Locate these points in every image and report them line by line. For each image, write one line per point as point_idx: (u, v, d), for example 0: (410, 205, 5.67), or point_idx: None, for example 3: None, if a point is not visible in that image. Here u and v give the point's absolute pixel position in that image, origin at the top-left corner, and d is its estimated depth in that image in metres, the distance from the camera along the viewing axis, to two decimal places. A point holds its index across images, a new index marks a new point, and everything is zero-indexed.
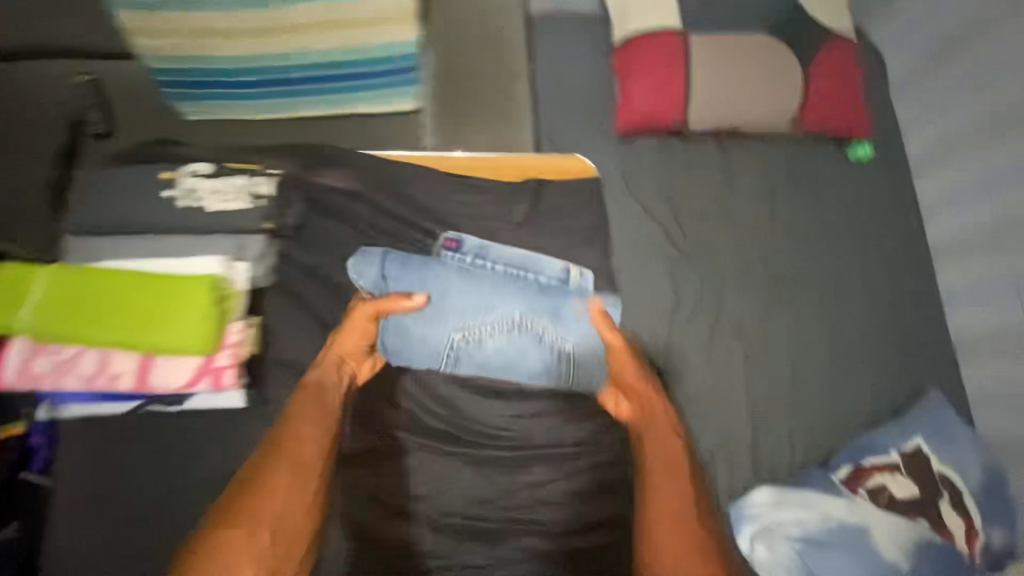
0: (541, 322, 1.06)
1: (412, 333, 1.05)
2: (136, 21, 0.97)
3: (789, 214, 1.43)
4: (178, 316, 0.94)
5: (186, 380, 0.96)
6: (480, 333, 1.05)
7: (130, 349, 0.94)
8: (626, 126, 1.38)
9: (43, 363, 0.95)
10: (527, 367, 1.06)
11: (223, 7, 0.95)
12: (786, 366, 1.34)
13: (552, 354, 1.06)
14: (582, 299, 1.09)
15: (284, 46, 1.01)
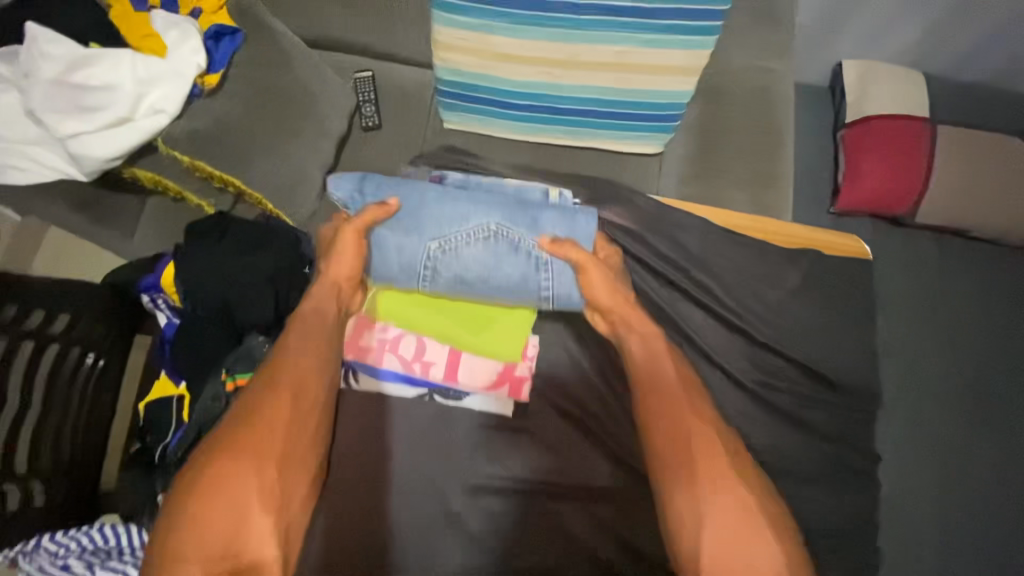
0: (517, 232, 0.90)
1: (388, 247, 0.90)
2: (448, 37, 1.04)
3: (1006, 327, 1.33)
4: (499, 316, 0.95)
5: (489, 382, 0.93)
6: (456, 242, 0.89)
7: (446, 338, 0.95)
8: (844, 204, 1.35)
9: (369, 338, 0.94)
10: (516, 284, 0.91)
11: (528, 39, 1.02)
12: (983, 490, 1.23)
13: (532, 266, 0.89)
14: (561, 215, 0.90)
15: (566, 78, 1.08)
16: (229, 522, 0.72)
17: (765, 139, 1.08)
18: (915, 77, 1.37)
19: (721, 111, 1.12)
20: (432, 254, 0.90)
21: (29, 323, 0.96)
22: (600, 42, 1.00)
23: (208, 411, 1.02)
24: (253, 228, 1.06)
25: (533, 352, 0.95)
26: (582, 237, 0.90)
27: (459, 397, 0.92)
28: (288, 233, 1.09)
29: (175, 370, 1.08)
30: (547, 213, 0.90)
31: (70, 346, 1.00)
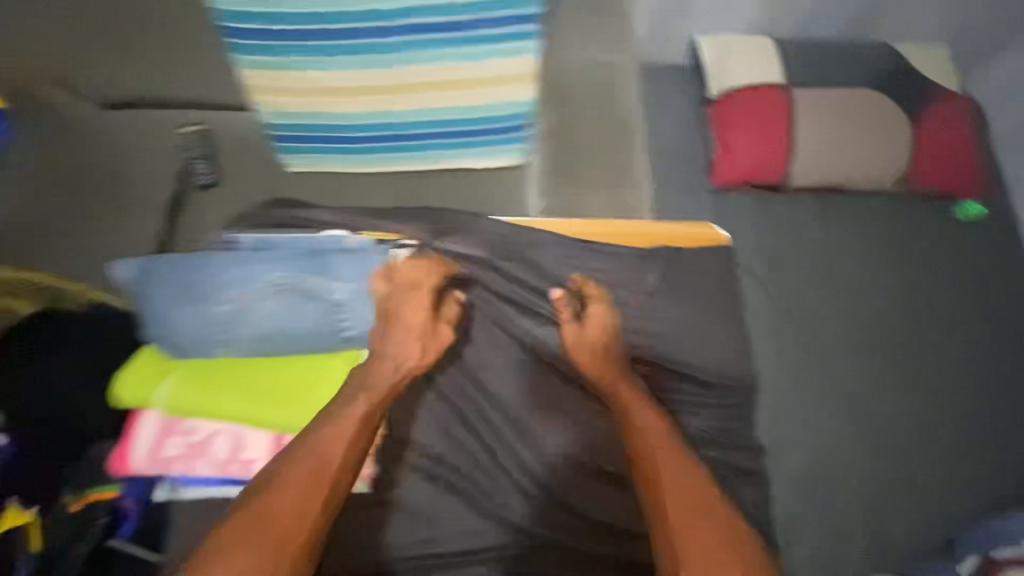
0: (309, 283, 0.93)
1: (175, 318, 0.90)
2: (261, 80, 0.97)
3: (894, 276, 1.36)
4: (321, 396, 0.91)
5: None
6: (250, 299, 0.91)
7: (268, 427, 0.90)
8: (721, 181, 1.33)
9: (172, 448, 0.91)
10: (313, 332, 0.92)
11: (348, 69, 0.95)
12: (901, 441, 1.24)
13: (328, 309, 0.93)
14: (348, 257, 0.95)
15: (400, 104, 1.00)
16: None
17: (614, 133, 1.06)
18: (763, 42, 1.36)
19: (572, 114, 1.06)
20: (229, 314, 0.90)
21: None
22: (422, 61, 0.95)
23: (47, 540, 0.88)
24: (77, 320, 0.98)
25: (369, 428, 0.93)
26: (369, 273, 0.94)
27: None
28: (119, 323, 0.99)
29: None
30: (338, 255, 0.95)
31: None
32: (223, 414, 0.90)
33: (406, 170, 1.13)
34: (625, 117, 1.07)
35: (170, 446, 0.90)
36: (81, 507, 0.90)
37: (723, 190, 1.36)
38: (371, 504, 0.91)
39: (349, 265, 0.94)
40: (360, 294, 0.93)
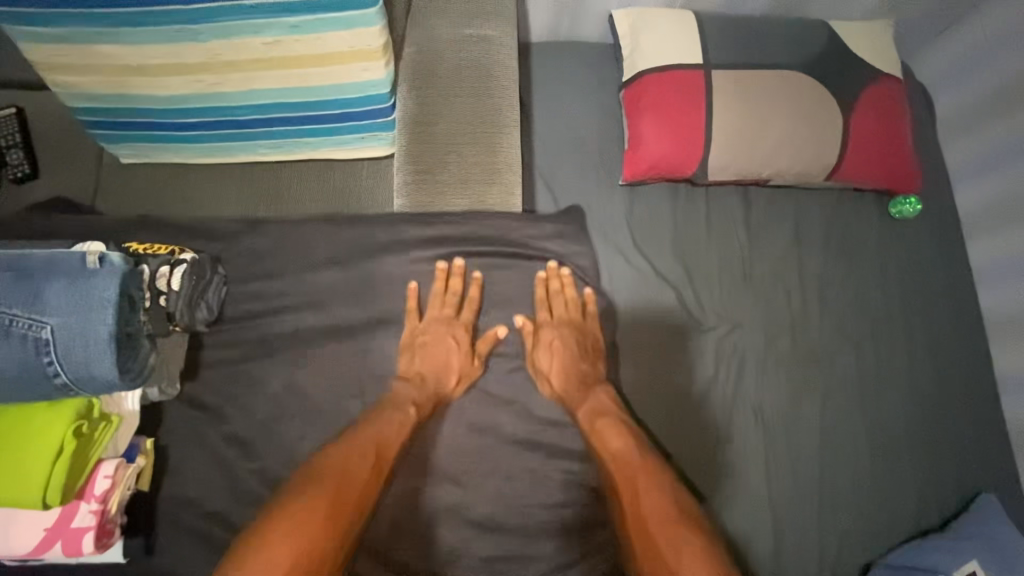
0: (4, 314, 0.56)
1: None
2: (49, 56, 0.81)
3: (821, 280, 1.24)
4: (13, 463, 0.56)
5: (33, 546, 0.60)
6: None
7: None
8: (630, 174, 1.20)
9: None
10: (10, 386, 0.56)
11: (148, 43, 0.78)
12: (816, 462, 1.14)
13: (30, 352, 0.55)
14: (69, 280, 0.57)
15: (225, 85, 0.85)
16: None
17: (484, 121, 0.92)
18: (682, 16, 1.21)
19: (437, 100, 0.93)
20: None
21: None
22: (237, 36, 0.77)
23: None
24: None
25: (101, 484, 0.62)
26: (102, 301, 0.57)
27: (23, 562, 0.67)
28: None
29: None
30: (59, 273, 0.58)
31: None
32: None
33: (260, 163, 1.01)
34: (497, 103, 0.93)
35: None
36: None
37: (633, 185, 1.24)
38: (171, 561, 0.77)
39: (71, 285, 0.57)
40: (86, 325, 0.56)
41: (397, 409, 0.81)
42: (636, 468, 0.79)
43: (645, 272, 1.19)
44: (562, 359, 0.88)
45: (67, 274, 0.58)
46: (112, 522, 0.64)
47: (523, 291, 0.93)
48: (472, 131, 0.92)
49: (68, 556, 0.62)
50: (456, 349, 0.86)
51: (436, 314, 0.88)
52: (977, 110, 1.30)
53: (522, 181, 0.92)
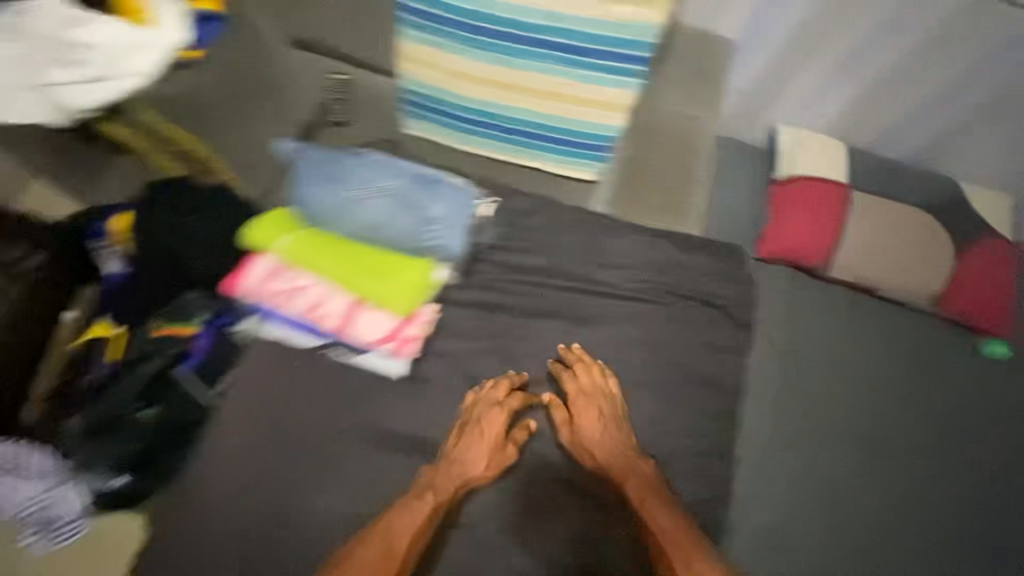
0: (417, 201, 1.14)
1: (317, 190, 1.14)
2: (410, 52, 1.17)
3: (912, 384, 1.40)
4: (399, 282, 1.09)
5: (381, 334, 1.08)
6: (369, 195, 1.13)
7: (355, 292, 1.08)
8: (764, 253, 1.46)
9: (282, 282, 1.10)
10: (406, 235, 1.13)
11: (481, 60, 1.14)
12: (880, 539, 1.25)
13: (425, 223, 1.13)
14: (449, 193, 1.16)
15: (513, 99, 1.18)
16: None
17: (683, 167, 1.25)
18: (835, 147, 1.51)
19: (652, 144, 1.26)
20: (351, 200, 1.13)
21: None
22: (544, 70, 1.12)
23: (136, 354, 1.09)
24: (209, 189, 1.18)
25: (423, 317, 1.10)
26: (460, 209, 1.16)
27: (347, 357, 1.09)
28: (229, 206, 1.18)
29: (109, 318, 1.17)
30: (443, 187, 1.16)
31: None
32: (330, 273, 1.10)
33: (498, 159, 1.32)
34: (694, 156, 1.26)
35: (277, 281, 1.09)
36: (163, 337, 1.10)
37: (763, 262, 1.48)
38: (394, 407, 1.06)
39: (449, 196, 1.15)
40: (453, 219, 1.15)
41: (420, 499, 0.98)
42: (677, 541, 0.95)
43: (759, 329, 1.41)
44: (604, 441, 1.04)
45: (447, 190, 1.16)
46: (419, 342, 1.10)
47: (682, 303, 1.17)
48: (672, 170, 1.25)
49: (393, 353, 1.08)
50: (489, 426, 1.03)
51: (491, 408, 1.05)
52: None
53: (701, 216, 1.25)
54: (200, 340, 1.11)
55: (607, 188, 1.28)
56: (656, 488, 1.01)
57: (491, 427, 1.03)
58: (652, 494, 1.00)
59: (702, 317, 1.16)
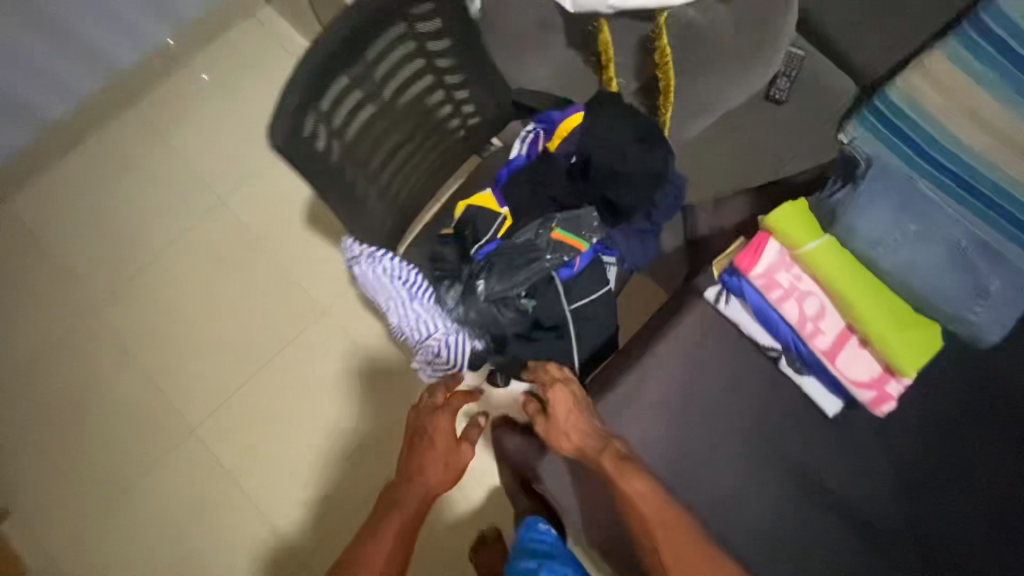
0: (970, 261, 1.06)
1: (870, 204, 1.08)
2: (938, 66, 1.09)
3: None
4: (911, 336, 0.98)
5: (861, 376, 0.98)
6: (922, 233, 1.07)
7: (863, 322, 0.98)
8: None
9: (783, 278, 1.01)
10: (941, 293, 1.05)
11: (1009, 110, 1.06)
12: None
13: (969, 286, 1.04)
14: (1001, 269, 1.05)
15: (1009, 166, 1.06)
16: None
17: None
18: None
19: None
20: (901, 232, 1.07)
21: (433, 46, 1.01)
22: None
23: (527, 242, 1.14)
24: (645, 118, 1.14)
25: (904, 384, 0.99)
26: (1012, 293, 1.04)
27: (800, 373, 1.02)
28: (663, 150, 1.12)
29: (500, 192, 1.18)
30: (999, 261, 1.06)
31: (425, 74, 1.05)
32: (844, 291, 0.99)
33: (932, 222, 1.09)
34: None
35: (782, 273, 1.00)
36: (557, 242, 1.13)
37: None
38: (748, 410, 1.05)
39: (1002, 274, 1.05)
40: (998, 300, 1.04)
41: (403, 500, 1.06)
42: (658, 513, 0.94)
43: None
44: (573, 414, 1.00)
45: (1002, 263, 1.05)
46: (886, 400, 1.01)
47: None
48: None
49: (866, 401, 0.98)
50: (438, 435, 1.12)
51: (429, 440, 1.12)
52: None
53: None
54: (583, 257, 1.15)
55: None
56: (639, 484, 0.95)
57: (440, 426, 1.13)
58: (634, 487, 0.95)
59: None
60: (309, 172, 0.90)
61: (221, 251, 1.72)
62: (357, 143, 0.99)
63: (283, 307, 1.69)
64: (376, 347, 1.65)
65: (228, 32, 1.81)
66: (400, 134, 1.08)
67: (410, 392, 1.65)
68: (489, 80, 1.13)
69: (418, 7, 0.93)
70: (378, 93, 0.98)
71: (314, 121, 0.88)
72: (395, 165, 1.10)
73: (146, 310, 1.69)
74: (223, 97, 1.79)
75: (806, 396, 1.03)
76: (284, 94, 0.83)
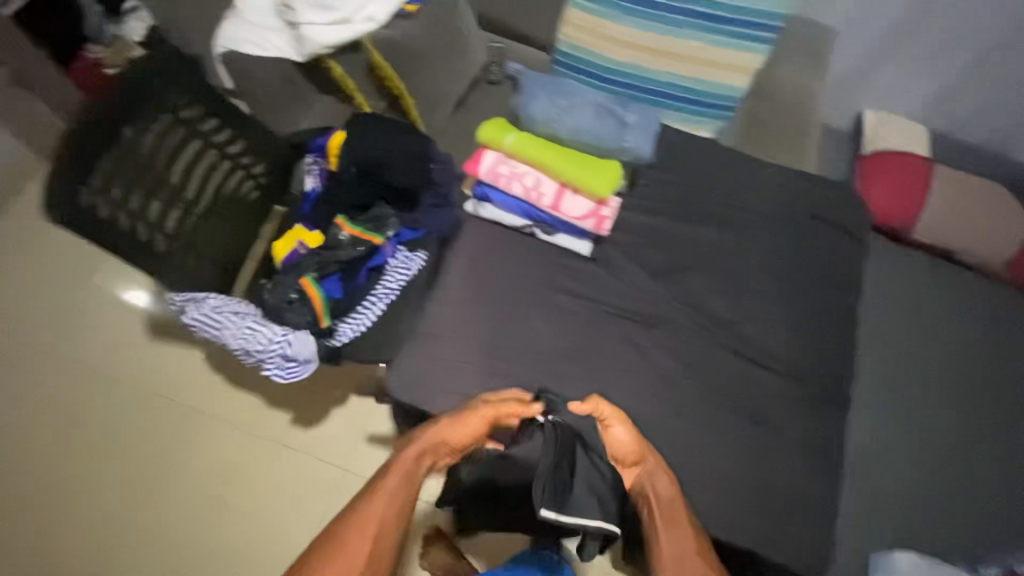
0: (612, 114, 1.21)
1: (536, 97, 1.19)
2: (576, 16, 1.43)
3: (986, 339, 1.52)
4: (595, 175, 1.05)
5: (580, 214, 1.05)
6: (571, 106, 1.16)
7: (560, 173, 1.04)
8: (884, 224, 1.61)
9: (502, 168, 1.06)
10: (601, 138, 1.19)
11: (636, 28, 1.40)
12: (947, 466, 1.39)
13: (613, 128, 1.19)
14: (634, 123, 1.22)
15: (654, 65, 1.43)
16: (386, 551, 0.82)
17: (798, 125, 1.43)
18: (919, 130, 1.73)
19: (770, 102, 1.46)
20: (559, 109, 1.16)
21: (202, 124, 1.22)
22: (687, 39, 1.38)
23: (329, 244, 1.31)
24: (391, 123, 1.40)
25: (616, 208, 1.08)
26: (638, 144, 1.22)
27: (552, 234, 1.09)
28: (417, 139, 1.40)
29: (310, 221, 1.39)
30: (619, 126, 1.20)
31: (196, 143, 1.23)
32: (536, 159, 1.05)
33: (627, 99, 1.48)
34: (811, 106, 1.44)
35: (501, 166, 1.06)
36: (351, 236, 1.32)
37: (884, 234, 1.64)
38: (563, 279, 1.07)
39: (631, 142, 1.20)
40: (640, 128, 1.22)
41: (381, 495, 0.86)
42: (682, 520, 0.86)
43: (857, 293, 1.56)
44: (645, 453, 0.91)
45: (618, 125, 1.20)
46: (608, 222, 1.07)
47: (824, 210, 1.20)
48: (792, 115, 1.44)
49: (592, 230, 1.05)
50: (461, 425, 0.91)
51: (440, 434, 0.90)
52: None
53: (817, 150, 1.40)
54: (383, 249, 1.34)
55: (733, 130, 1.47)
56: (702, 545, 0.84)
57: (449, 428, 0.92)
58: (665, 498, 0.87)
59: (837, 218, 1.20)
60: (96, 235, 1.05)
61: (76, 384, 1.71)
62: (147, 209, 1.14)
63: (160, 427, 1.69)
64: (259, 417, 1.69)
65: (8, 216, 1.86)
66: (190, 196, 1.24)
67: (304, 446, 1.66)
68: (257, 136, 1.35)
69: (166, 85, 1.13)
70: (155, 163, 1.14)
71: (92, 195, 1.03)
72: (197, 221, 1.28)
73: (14, 485, 1.62)
74: (44, 242, 1.85)
75: (563, 249, 1.09)
76: (54, 176, 0.97)
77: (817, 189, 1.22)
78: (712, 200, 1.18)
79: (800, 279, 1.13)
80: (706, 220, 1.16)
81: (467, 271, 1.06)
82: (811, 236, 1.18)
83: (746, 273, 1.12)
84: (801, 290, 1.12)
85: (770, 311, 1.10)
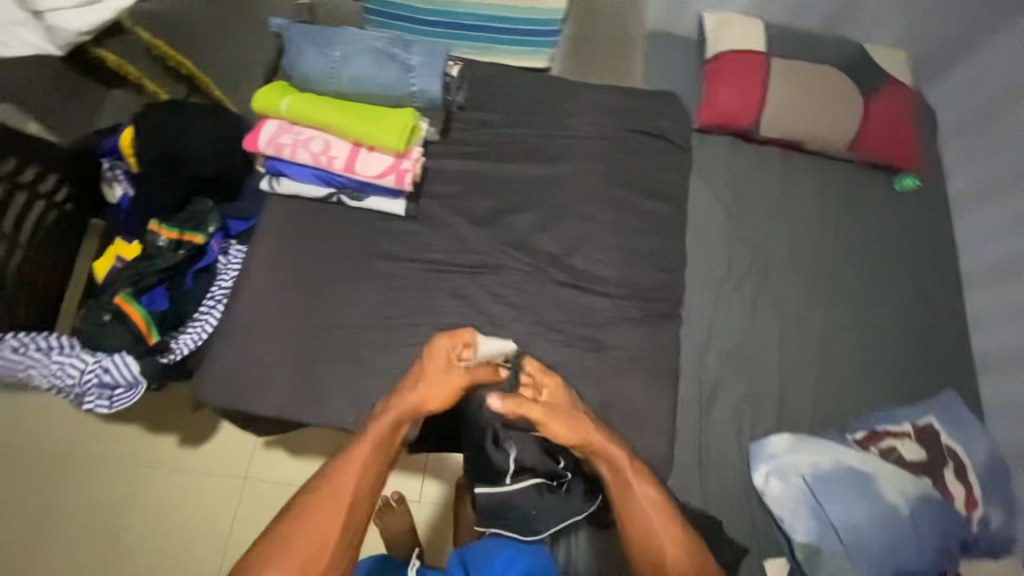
0: (393, 52, 1.04)
1: (307, 53, 1.05)
2: None
3: (835, 221, 1.59)
4: (382, 127, 0.97)
5: (379, 172, 0.99)
6: (347, 57, 1.04)
7: (346, 131, 0.98)
8: (718, 121, 1.62)
9: (286, 138, 0.99)
10: (389, 87, 1.04)
11: None
12: (815, 347, 1.45)
13: (400, 71, 1.03)
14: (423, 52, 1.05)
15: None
16: (364, 511, 0.76)
17: (621, 41, 1.41)
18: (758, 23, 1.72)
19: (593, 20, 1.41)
20: (335, 64, 1.04)
21: None
22: None
23: (145, 253, 1.19)
24: (184, 108, 1.25)
25: (420, 159, 1.01)
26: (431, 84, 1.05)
27: (361, 198, 1.03)
28: (219, 120, 1.26)
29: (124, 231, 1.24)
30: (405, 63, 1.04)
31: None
32: (319, 121, 0.99)
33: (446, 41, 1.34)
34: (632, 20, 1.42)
35: (284, 135, 0.99)
36: (169, 240, 1.20)
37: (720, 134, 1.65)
38: (384, 246, 1.03)
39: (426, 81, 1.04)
40: (432, 62, 1.05)
41: (356, 453, 0.79)
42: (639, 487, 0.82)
43: (716, 199, 1.58)
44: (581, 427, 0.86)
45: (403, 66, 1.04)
46: (414, 176, 1.01)
47: (648, 121, 1.18)
48: (615, 31, 1.41)
49: (396, 186, 0.99)
50: (440, 378, 0.87)
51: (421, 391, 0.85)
52: (994, 102, 1.61)
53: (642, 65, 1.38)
54: (209, 248, 1.23)
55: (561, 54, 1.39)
56: (665, 516, 0.79)
57: (427, 383, 0.86)
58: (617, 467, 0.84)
59: (661, 127, 1.17)
60: None
61: None
62: None
63: (34, 481, 1.56)
64: (144, 447, 1.59)
65: None
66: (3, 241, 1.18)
67: (198, 465, 1.58)
68: (47, 153, 1.23)
69: None
70: None
71: None
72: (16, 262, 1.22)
73: None
74: None
75: (378, 213, 1.04)
76: None
77: (639, 102, 1.19)
78: (532, 132, 1.14)
79: (630, 198, 1.11)
80: (529, 154, 1.12)
81: (277, 258, 1.00)
82: (638, 151, 1.15)
83: (575, 201, 1.09)
84: (633, 208, 1.11)
85: (598, 236, 1.08)
